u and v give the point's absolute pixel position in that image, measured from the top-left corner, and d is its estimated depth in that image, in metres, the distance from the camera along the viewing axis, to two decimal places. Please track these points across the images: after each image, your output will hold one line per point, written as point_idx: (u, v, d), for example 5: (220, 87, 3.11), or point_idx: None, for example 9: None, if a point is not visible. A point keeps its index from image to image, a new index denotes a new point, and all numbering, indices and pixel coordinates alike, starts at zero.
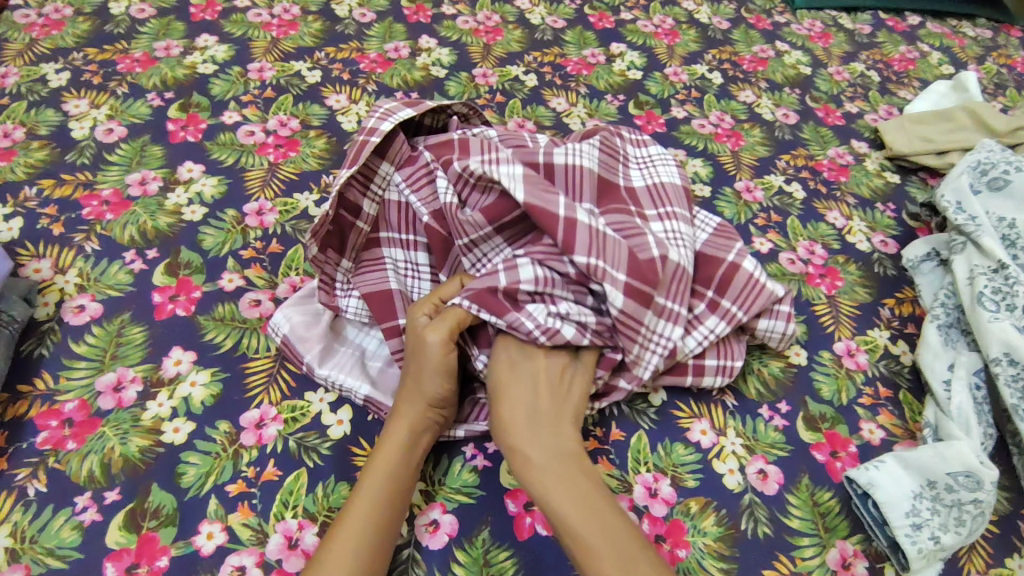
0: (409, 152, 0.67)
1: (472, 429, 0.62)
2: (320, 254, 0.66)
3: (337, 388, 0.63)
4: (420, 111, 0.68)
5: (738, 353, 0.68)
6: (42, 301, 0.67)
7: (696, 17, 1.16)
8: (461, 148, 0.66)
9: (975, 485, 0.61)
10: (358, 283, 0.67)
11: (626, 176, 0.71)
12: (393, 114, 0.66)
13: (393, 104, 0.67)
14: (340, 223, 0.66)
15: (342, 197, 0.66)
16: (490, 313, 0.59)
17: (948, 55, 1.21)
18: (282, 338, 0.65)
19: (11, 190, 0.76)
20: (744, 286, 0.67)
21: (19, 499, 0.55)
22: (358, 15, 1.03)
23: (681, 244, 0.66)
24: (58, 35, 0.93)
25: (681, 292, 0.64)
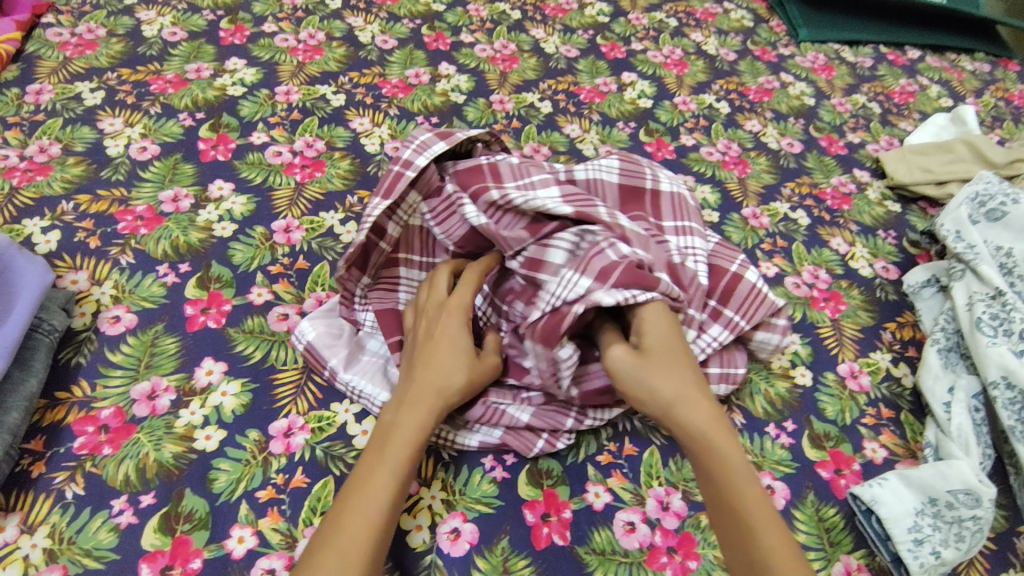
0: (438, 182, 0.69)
1: (486, 441, 0.64)
2: (349, 276, 0.69)
3: (357, 394, 0.66)
4: (451, 144, 0.70)
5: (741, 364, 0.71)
6: (79, 312, 0.70)
7: (704, 48, 1.20)
8: (493, 175, 0.69)
9: (974, 502, 0.63)
10: (375, 300, 0.70)
11: (655, 179, 0.75)
12: (428, 148, 0.68)
13: (426, 136, 0.70)
14: (369, 246, 0.69)
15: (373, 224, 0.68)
16: (639, 290, 0.61)
17: (946, 88, 1.26)
18: (307, 345, 0.68)
19: (48, 204, 0.79)
20: (748, 299, 0.70)
21: (57, 501, 0.58)
22: (381, 41, 1.07)
23: (697, 259, 0.72)
24: (93, 55, 0.97)
25: (698, 298, 0.69)
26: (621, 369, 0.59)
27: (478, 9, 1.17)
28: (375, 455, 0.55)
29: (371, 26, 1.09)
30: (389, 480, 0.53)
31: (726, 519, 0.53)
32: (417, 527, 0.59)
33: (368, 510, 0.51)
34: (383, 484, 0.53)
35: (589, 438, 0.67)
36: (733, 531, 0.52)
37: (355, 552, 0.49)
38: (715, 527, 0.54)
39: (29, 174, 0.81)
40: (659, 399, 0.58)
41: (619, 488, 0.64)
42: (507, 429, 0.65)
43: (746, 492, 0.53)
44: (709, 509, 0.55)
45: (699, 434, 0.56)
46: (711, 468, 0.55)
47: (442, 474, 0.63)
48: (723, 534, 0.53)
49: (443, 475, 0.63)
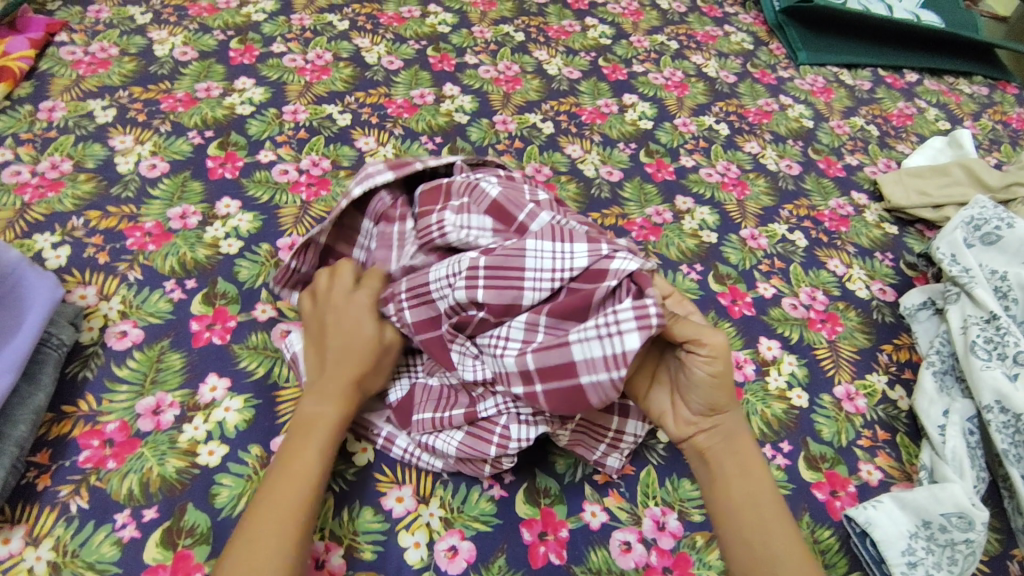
0: (384, 206, 0.72)
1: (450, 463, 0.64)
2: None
3: None
4: (401, 173, 0.73)
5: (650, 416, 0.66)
6: (87, 326, 0.71)
7: (704, 70, 1.22)
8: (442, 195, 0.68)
9: (967, 525, 0.64)
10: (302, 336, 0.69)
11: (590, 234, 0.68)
12: (372, 178, 0.72)
13: (376, 167, 0.73)
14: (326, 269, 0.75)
15: (329, 249, 0.75)
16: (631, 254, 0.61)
17: (944, 111, 1.27)
18: (294, 354, 0.68)
19: (59, 220, 0.80)
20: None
21: (62, 514, 0.59)
22: (387, 62, 1.09)
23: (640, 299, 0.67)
24: (105, 73, 0.99)
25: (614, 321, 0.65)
26: (716, 348, 0.57)
27: (482, 30, 1.19)
28: (297, 443, 0.58)
29: (377, 47, 1.12)
30: (312, 465, 0.57)
31: (763, 528, 0.57)
32: (415, 544, 0.60)
33: (297, 490, 0.55)
34: (307, 469, 0.57)
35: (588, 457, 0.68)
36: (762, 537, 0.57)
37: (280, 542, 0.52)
38: (737, 528, 0.58)
39: (40, 190, 0.83)
40: (727, 391, 0.59)
41: (616, 508, 0.65)
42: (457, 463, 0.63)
43: (776, 503, 0.59)
44: (741, 511, 0.58)
45: (742, 443, 0.61)
46: (750, 473, 0.60)
47: (440, 491, 0.64)
48: (751, 539, 0.57)
49: (441, 492, 0.64)
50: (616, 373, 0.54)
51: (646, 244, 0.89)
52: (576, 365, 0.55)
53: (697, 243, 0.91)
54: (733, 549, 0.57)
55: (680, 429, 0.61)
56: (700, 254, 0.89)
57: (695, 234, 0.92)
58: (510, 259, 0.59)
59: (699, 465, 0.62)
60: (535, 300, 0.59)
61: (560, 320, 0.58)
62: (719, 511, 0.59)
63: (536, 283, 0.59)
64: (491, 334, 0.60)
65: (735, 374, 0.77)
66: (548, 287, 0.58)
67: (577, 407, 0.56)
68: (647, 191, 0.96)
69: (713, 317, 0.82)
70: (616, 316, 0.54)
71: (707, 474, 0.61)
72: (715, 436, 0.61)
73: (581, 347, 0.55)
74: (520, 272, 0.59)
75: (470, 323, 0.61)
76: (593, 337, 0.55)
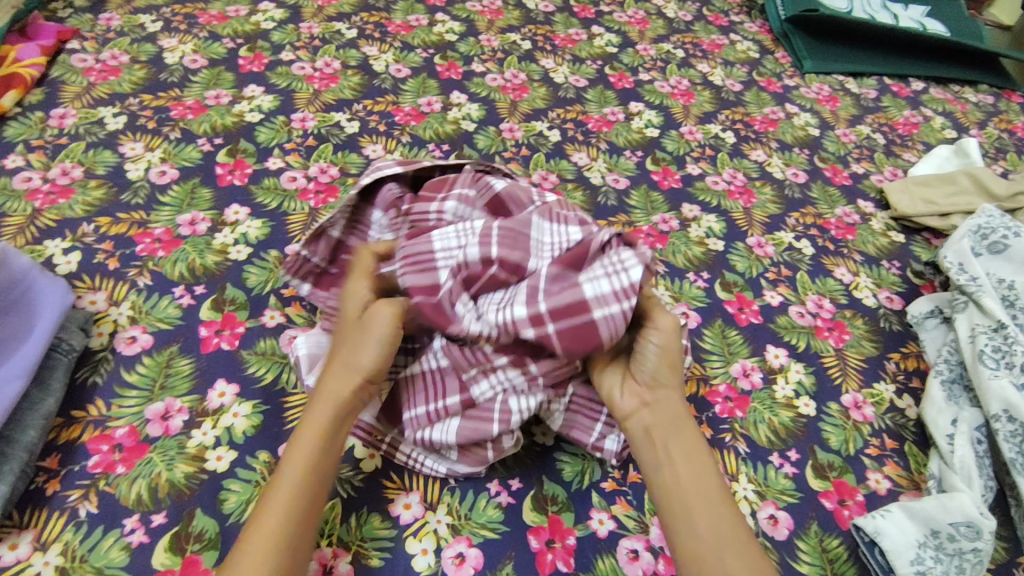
0: (392, 196, 0.73)
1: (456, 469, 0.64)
2: (321, 290, 0.76)
3: None
4: (410, 169, 0.74)
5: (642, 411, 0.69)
6: (97, 332, 0.72)
7: (710, 78, 1.23)
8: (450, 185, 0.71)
9: (975, 535, 0.63)
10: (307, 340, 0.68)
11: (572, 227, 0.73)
12: (380, 170, 0.74)
13: (387, 163, 0.75)
14: (339, 263, 0.76)
15: (343, 243, 0.76)
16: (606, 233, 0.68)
17: (950, 120, 1.28)
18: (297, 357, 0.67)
19: (70, 226, 0.81)
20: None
21: (71, 519, 0.59)
22: (394, 70, 1.10)
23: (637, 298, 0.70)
24: (116, 81, 1.00)
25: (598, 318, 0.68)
26: (668, 329, 0.62)
27: (489, 39, 1.20)
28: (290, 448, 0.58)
29: (385, 55, 1.13)
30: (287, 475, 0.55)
31: (711, 513, 0.56)
32: (422, 550, 0.60)
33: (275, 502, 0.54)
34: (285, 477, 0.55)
35: (595, 465, 0.68)
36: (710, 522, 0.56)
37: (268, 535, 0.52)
38: (686, 512, 0.57)
39: (51, 196, 0.83)
40: (674, 370, 0.63)
41: (623, 516, 0.65)
42: (460, 450, 0.63)
43: (720, 486, 0.58)
44: (689, 494, 0.57)
45: (685, 425, 0.61)
46: (695, 455, 0.60)
47: (448, 498, 0.64)
48: (699, 524, 0.56)
49: (449, 499, 0.64)
50: (626, 304, 0.58)
51: (653, 252, 0.89)
52: (588, 302, 0.58)
53: (704, 250, 0.91)
54: (682, 535, 0.56)
55: (629, 405, 0.62)
56: (705, 262, 0.89)
57: (702, 241, 0.93)
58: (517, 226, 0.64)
59: (642, 445, 0.61)
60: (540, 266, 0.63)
61: (562, 274, 0.61)
62: (664, 496, 0.58)
63: (540, 248, 0.64)
64: (497, 296, 0.62)
65: (742, 382, 0.77)
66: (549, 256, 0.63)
67: (588, 347, 0.59)
68: (654, 199, 0.97)
69: (720, 325, 0.82)
70: (621, 258, 0.60)
71: (651, 456, 0.60)
72: (660, 415, 0.61)
73: (592, 285, 0.59)
74: (525, 239, 0.63)
75: (475, 282, 0.62)
76: (602, 275, 0.59)
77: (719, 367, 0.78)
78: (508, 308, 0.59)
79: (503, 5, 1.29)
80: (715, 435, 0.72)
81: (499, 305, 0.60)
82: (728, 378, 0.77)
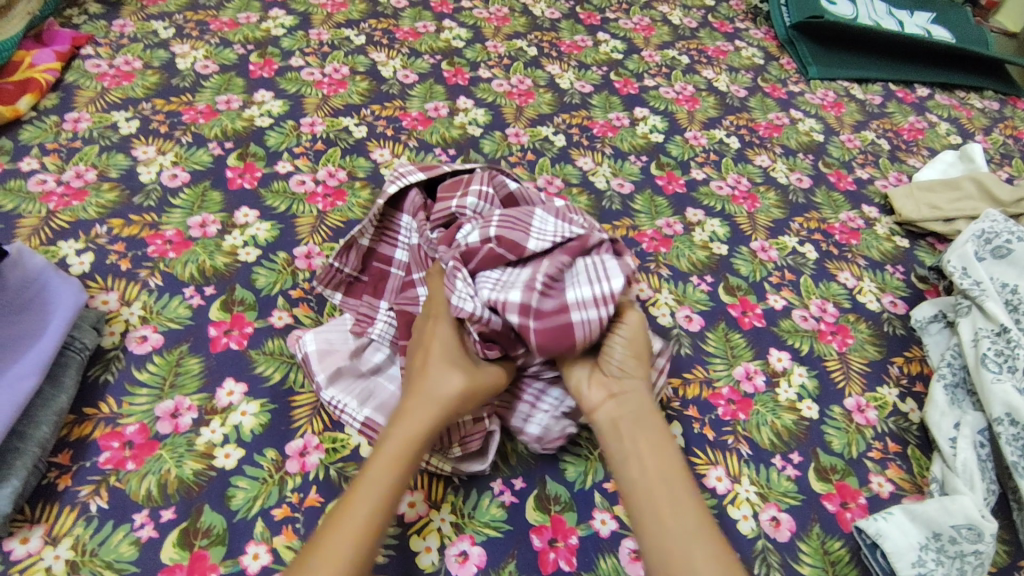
0: (418, 200, 0.76)
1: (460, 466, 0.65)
2: (352, 299, 0.77)
3: (338, 408, 0.67)
4: (430, 175, 0.77)
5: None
6: (109, 331, 0.73)
7: (715, 84, 1.23)
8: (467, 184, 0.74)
9: (977, 537, 0.64)
10: (319, 336, 0.71)
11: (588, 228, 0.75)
12: (404, 177, 0.77)
13: (408, 168, 0.78)
14: (370, 271, 0.77)
15: (372, 252, 0.78)
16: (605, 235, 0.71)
17: (955, 126, 1.28)
18: (305, 354, 0.69)
19: (83, 228, 0.82)
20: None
21: (82, 514, 0.60)
22: (402, 76, 1.12)
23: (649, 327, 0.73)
24: (129, 86, 1.02)
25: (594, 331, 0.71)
26: (633, 326, 0.65)
27: (496, 45, 1.22)
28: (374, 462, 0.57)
29: (393, 61, 1.14)
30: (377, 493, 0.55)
31: (674, 504, 0.57)
32: (427, 548, 0.61)
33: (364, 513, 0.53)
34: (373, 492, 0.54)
35: (596, 466, 0.69)
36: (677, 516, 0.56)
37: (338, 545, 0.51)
38: (652, 502, 0.58)
39: (65, 199, 0.85)
40: (640, 362, 0.65)
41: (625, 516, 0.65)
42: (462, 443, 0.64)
43: (685, 478, 0.59)
44: (654, 485, 0.58)
45: (652, 419, 0.63)
46: (662, 449, 0.61)
47: (451, 497, 0.64)
48: (665, 515, 0.56)
49: (452, 499, 0.64)
50: (603, 312, 0.62)
51: (657, 255, 0.90)
52: (569, 307, 0.62)
53: (707, 254, 0.92)
54: (645, 525, 0.57)
55: (596, 398, 0.64)
56: (709, 266, 0.90)
57: (706, 245, 0.93)
58: (520, 221, 0.68)
59: (609, 437, 0.62)
60: (540, 249, 0.66)
61: (558, 273, 0.64)
62: (631, 486, 0.59)
63: (540, 235, 0.67)
64: (493, 278, 0.65)
65: (746, 385, 0.77)
66: (551, 240, 0.66)
67: (563, 344, 0.62)
68: (658, 204, 0.98)
69: (723, 328, 0.83)
70: (606, 270, 0.64)
71: (617, 448, 0.61)
72: (628, 408, 0.63)
73: (575, 293, 0.63)
74: (527, 226, 0.67)
75: (474, 258, 0.66)
76: (585, 284, 0.64)
77: (722, 369, 0.78)
78: (503, 291, 0.63)
79: (510, 12, 1.31)
80: (718, 437, 0.72)
81: (494, 287, 0.64)
82: (731, 381, 0.77)
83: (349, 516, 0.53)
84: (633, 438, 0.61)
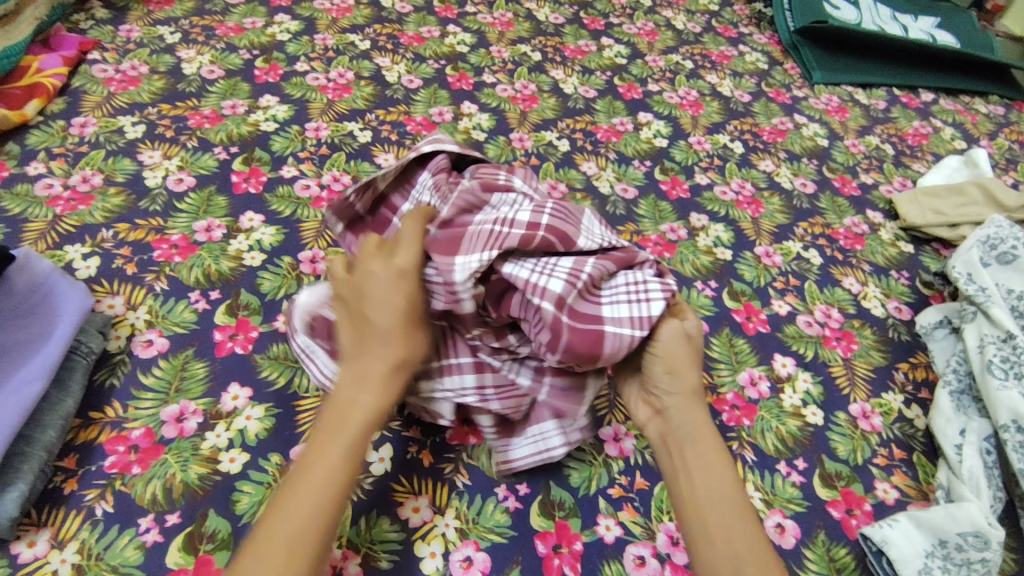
0: (446, 164, 0.72)
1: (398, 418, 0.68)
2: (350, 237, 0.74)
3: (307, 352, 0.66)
4: (465, 150, 0.74)
5: (518, 456, 0.65)
6: (115, 335, 0.73)
7: (719, 89, 1.24)
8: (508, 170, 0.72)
9: (983, 545, 0.63)
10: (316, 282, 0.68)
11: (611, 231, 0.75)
12: (438, 141, 0.74)
13: (444, 136, 0.75)
14: (375, 217, 0.75)
15: (382, 198, 0.75)
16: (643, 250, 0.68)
17: (960, 131, 1.28)
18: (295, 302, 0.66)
19: (90, 232, 0.83)
20: (570, 388, 0.64)
21: (87, 517, 0.60)
22: (406, 81, 1.12)
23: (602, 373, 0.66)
24: (136, 91, 1.03)
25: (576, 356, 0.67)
26: (668, 341, 0.60)
27: (500, 50, 1.22)
28: (326, 437, 0.54)
29: (397, 66, 1.14)
30: (332, 476, 0.52)
31: (723, 522, 0.56)
32: (431, 554, 0.61)
33: (320, 498, 0.51)
34: (328, 473, 0.52)
35: (602, 472, 0.69)
36: (727, 535, 0.55)
37: (302, 536, 0.49)
38: (699, 520, 0.56)
39: (72, 203, 0.86)
40: (682, 377, 0.62)
41: (630, 522, 0.65)
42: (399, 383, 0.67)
43: (738, 495, 0.57)
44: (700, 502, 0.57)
45: (703, 432, 0.61)
46: (712, 462, 0.59)
47: (455, 502, 0.64)
48: (714, 535, 0.55)
49: (456, 504, 0.64)
50: (639, 331, 0.59)
51: (662, 260, 0.90)
52: (604, 318, 0.58)
53: (712, 259, 0.92)
54: (694, 545, 0.56)
55: (644, 415, 0.65)
56: (714, 271, 0.90)
57: (710, 250, 0.93)
58: (568, 212, 0.63)
59: (661, 453, 0.62)
60: (586, 249, 0.62)
61: (602, 278, 0.60)
62: (681, 503, 0.58)
63: (587, 236, 0.63)
64: (533, 261, 0.59)
65: (750, 390, 0.77)
66: (599, 242, 0.63)
67: (590, 349, 0.57)
68: (662, 209, 0.98)
69: (727, 333, 0.83)
70: (649, 287, 0.60)
71: (668, 465, 0.61)
72: (673, 421, 0.62)
73: (612, 307, 0.60)
74: (577, 222, 0.63)
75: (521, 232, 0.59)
76: (623, 298, 0.60)
77: (727, 375, 0.78)
78: (545, 276, 0.58)
79: (514, 17, 1.31)
80: (722, 444, 0.72)
81: (533, 269, 0.58)
82: (736, 386, 0.77)
83: (300, 502, 0.51)
84: (680, 456, 0.60)
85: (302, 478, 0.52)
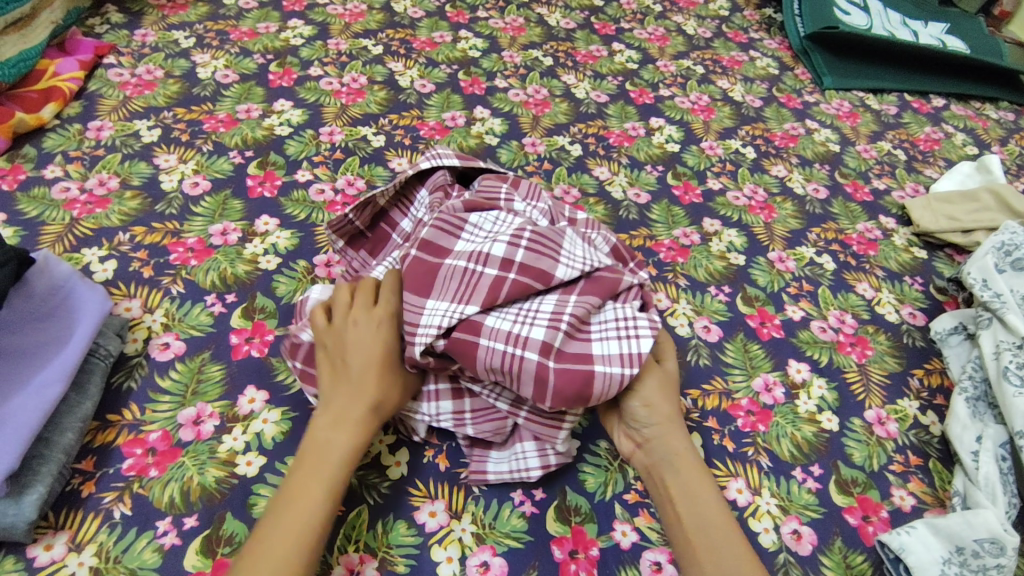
0: (444, 181, 0.76)
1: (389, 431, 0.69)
2: (352, 251, 0.78)
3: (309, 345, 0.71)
4: (466, 164, 0.77)
5: (493, 471, 0.65)
6: (132, 338, 0.74)
7: (730, 94, 1.24)
8: (512, 183, 0.75)
9: (999, 551, 0.63)
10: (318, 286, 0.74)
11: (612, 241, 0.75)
12: (439, 156, 0.76)
13: (445, 151, 0.78)
14: (376, 231, 0.78)
15: (383, 213, 0.78)
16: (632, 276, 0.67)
17: (972, 136, 1.28)
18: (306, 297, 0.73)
19: (106, 235, 0.83)
20: (548, 413, 0.63)
21: (106, 520, 0.60)
22: (419, 85, 1.12)
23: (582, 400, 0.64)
24: (151, 94, 1.03)
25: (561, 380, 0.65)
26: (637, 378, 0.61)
27: (512, 55, 1.22)
28: (310, 469, 0.57)
29: (410, 71, 1.15)
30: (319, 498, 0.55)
31: (711, 547, 0.56)
32: (447, 558, 0.61)
33: (303, 521, 0.54)
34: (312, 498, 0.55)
35: (617, 477, 0.69)
36: (718, 560, 0.55)
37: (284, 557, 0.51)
38: (689, 550, 0.57)
39: (88, 206, 0.86)
40: (664, 419, 0.63)
41: (646, 528, 0.65)
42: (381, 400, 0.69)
43: (726, 519, 0.58)
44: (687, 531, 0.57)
45: (686, 458, 0.61)
46: (696, 490, 0.59)
47: (472, 507, 0.65)
48: (704, 561, 0.56)
49: (472, 508, 0.64)
50: (629, 369, 0.58)
51: (675, 265, 0.90)
52: (592, 357, 0.58)
53: (725, 264, 0.92)
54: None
55: (627, 448, 0.65)
56: (727, 276, 0.90)
57: (723, 255, 0.93)
58: (548, 241, 0.62)
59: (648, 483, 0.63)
60: (568, 278, 0.61)
61: (587, 314, 0.60)
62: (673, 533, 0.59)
63: (569, 263, 0.62)
64: (514, 309, 0.59)
65: (765, 396, 0.77)
66: (580, 267, 0.62)
67: (577, 393, 0.57)
68: (675, 213, 0.98)
69: (741, 339, 0.82)
70: (636, 323, 0.60)
71: (657, 495, 0.61)
72: (657, 453, 0.62)
73: (601, 345, 0.59)
74: (557, 250, 0.62)
75: (496, 280, 0.59)
76: (612, 335, 0.60)
77: (741, 381, 0.78)
78: (526, 325, 0.58)
79: (526, 22, 1.32)
80: (738, 449, 0.72)
81: (515, 319, 0.58)
82: (751, 392, 0.77)
83: (281, 523, 0.53)
84: (664, 485, 0.61)
85: (283, 505, 0.55)
